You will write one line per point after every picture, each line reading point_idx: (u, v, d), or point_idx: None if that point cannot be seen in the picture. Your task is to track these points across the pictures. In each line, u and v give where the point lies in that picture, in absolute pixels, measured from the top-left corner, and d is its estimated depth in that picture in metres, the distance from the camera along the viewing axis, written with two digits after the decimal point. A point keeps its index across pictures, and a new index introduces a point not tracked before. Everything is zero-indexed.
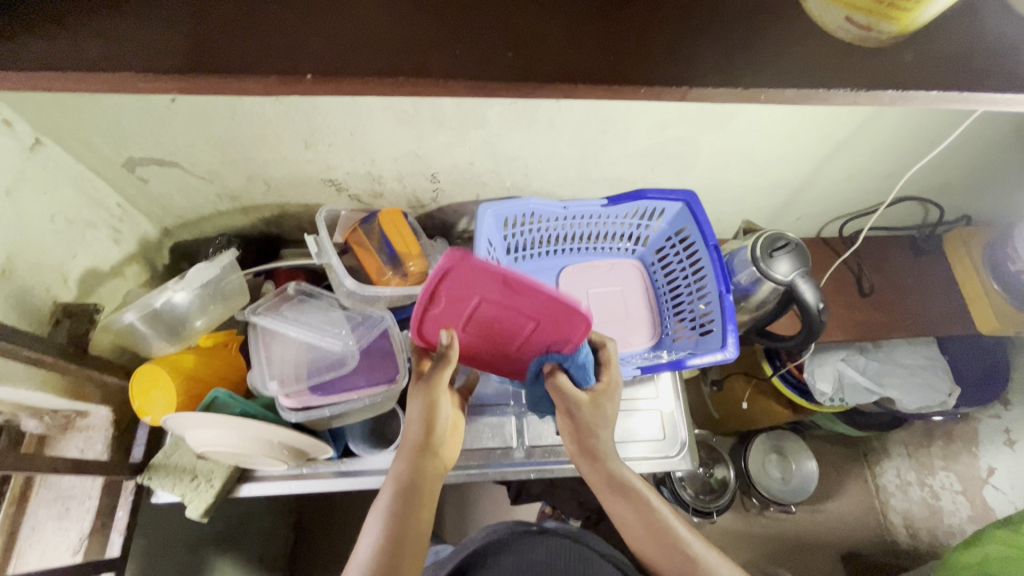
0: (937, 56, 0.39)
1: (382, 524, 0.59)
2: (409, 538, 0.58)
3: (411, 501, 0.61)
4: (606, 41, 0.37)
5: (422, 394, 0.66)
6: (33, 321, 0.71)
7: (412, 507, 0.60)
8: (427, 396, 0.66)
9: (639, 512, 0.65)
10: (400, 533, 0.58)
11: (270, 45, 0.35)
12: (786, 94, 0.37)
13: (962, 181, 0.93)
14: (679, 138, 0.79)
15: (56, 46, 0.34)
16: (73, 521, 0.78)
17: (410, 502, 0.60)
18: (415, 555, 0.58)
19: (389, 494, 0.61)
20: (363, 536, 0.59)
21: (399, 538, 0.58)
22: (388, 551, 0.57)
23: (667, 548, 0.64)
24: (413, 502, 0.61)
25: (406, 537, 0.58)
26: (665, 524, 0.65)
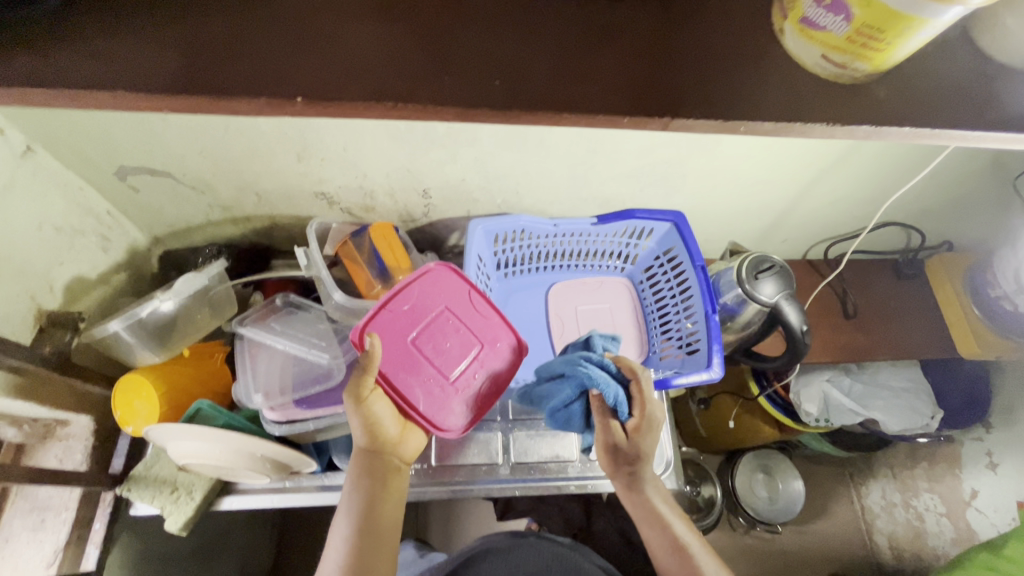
0: (912, 94, 0.40)
1: (347, 527, 0.60)
2: (375, 537, 0.60)
3: (372, 499, 0.61)
4: (593, 70, 0.38)
5: (355, 408, 0.62)
6: (19, 328, 0.71)
7: (374, 506, 0.61)
8: (355, 406, 0.62)
9: (638, 511, 0.69)
10: (365, 532, 0.59)
11: (261, 68, 0.35)
12: (765, 126, 0.39)
13: (941, 209, 0.96)
14: (667, 161, 0.80)
15: (49, 64, 0.35)
16: (48, 533, 0.76)
17: (371, 502, 0.61)
18: (386, 546, 0.60)
19: (349, 497, 0.62)
20: (332, 537, 0.60)
21: (366, 537, 0.59)
22: (356, 551, 0.58)
23: (672, 550, 0.66)
24: (373, 500, 0.61)
25: (373, 534, 0.60)
26: (667, 526, 0.68)
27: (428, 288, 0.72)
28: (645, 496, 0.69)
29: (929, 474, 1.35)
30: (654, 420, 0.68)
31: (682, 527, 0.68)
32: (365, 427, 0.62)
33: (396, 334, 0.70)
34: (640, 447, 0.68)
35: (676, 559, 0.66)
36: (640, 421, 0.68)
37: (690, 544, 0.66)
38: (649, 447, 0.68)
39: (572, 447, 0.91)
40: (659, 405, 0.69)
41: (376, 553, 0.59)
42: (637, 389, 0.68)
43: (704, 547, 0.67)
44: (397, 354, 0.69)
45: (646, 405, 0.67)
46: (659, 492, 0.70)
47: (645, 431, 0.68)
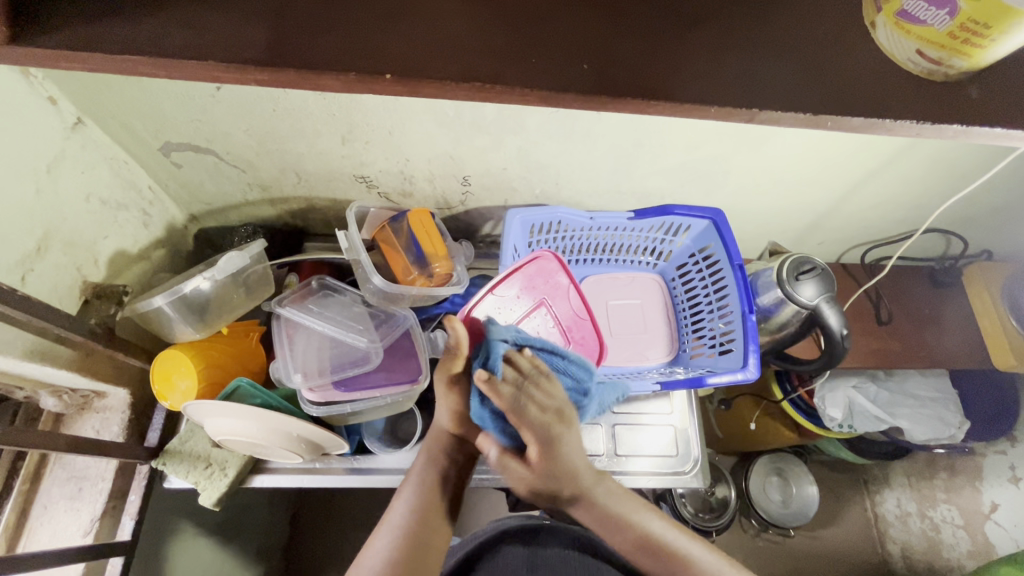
0: (1004, 96, 0.39)
1: (412, 499, 0.61)
2: (435, 512, 0.61)
3: (440, 479, 0.63)
4: (677, 58, 0.37)
5: (446, 393, 0.61)
6: (65, 299, 0.71)
7: (441, 485, 0.63)
8: (445, 394, 0.61)
9: (596, 521, 0.63)
10: (428, 506, 0.61)
11: (348, 45, 0.35)
12: (854, 122, 0.37)
13: (987, 217, 0.94)
14: (712, 156, 0.79)
15: (140, 33, 0.35)
16: (84, 502, 0.78)
17: (438, 481, 0.63)
18: (443, 527, 0.61)
19: (420, 473, 0.64)
20: (393, 509, 0.61)
21: (427, 511, 0.60)
22: (417, 522, 0.59)
23: (637, 547, 0.63)
24: (443, 480, 0.64)
25: (435, 510, 0.61)
26: (632, 526, 0.63)
27: (524, 283, 0.89)
28: (601, 503, 0.62)
29: (948, 485, 1.33)
30: (553, 444, 0.55)
31: (661, 523, 0.65)
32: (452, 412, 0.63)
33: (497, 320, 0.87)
34: (554, 471, 0.57)
35: (654, 556, 0.63)
36: (538, 449, 0.55)
37: (664, 537, 0.64)
38: (565, 468, 0.57)
39: (599, 441, 0.93)
40: (553, 425, 0.55)
41: (435, 529, 0.60)
42: (516, 419, 0.54)
43: (683, 535, 0.65)
44: None
45: (534, 433, 0.54)
46: (615, 495, 0.64)
47: (546, 457, 0.56)
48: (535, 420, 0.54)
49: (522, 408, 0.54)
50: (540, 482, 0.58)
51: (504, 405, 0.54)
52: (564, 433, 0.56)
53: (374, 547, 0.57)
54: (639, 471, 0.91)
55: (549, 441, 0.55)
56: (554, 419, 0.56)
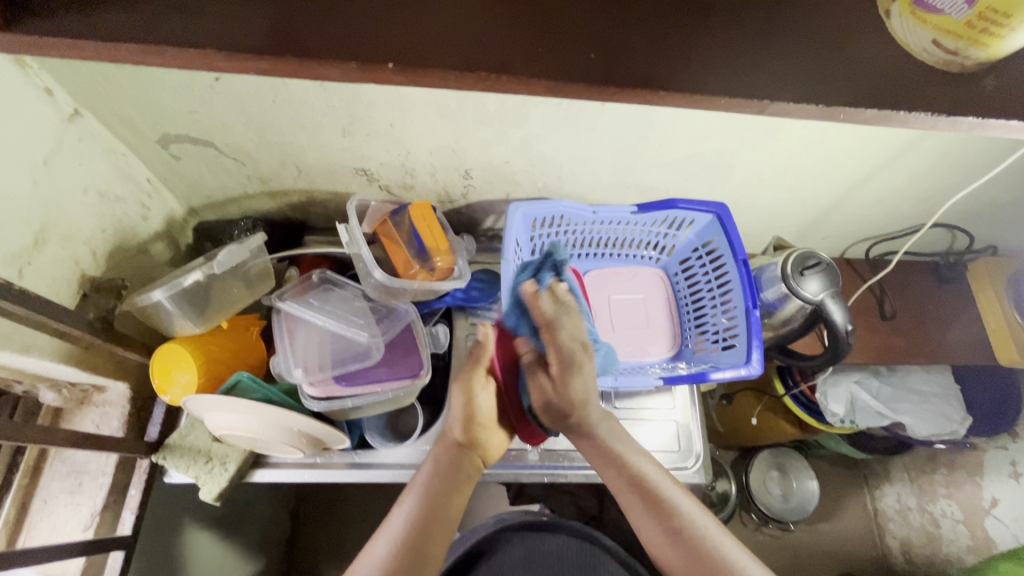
0: (1020, 88, 0.38)
1: (412, 508, 0.60)
2: (435, 519, 0.59)
3: (443, 492, 0.62)
4: (687, 46, 0.37)
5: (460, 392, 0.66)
6: (63, 293, 0.71)
7: (445, 495, 0.61)
8: (463, 394, 0.66)
9: (596, 458, 0.65)
10: (429, 517, 0.59)
11: (349, 34, 0.34)
12: (866, 114, 0.37)
13: (993, 211, 0.93)
14: (717, 150, 0.78)
15: (135, 20, 0.34)
16: (85, 496, 0.77)
17: (441, 493, 0.61)
18: (443, 538, 0.59)
19: (423, 481, 0.63)
20: (393, 516, 0.60)
21: (429, 519, 0.59)
22: (416, 532, 0.58)
23: (631, 488, 0.63)
24: (447, 491, 0.62)
25: (436, 520, 0.59)
26: (623, 466, 0.64)
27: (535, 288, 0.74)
28: (598, 438, 0.65)
29: (948, 480, 1.33)
30: (574, 363, 0.62)
31: (653, 470, 0.64)
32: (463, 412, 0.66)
33: None
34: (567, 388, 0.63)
35: (644, 501, 0.61)
36: (559, 364, 0.63)
37: (655, 483, 0.63)
38: (577, 391, 0.63)
39: None
40: (577, 349, 0.63)
41: (435, 540, 0.58)
42: (547, 333, 0.64)
43: (673, 485, 0.64)
44: None
45: (559, 349, 0.62)
46: (613, 431, 0.65)
47: (566, 372, 0.62)
48: (567, 336, 0.63)
49: (556, 327, 0.64)
50: (553, 397, 0.64)
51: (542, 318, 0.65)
52: (586, 359, 0.63)
53: (371, 554, 0.56)
54: None
55: (569, 359, 0.62)
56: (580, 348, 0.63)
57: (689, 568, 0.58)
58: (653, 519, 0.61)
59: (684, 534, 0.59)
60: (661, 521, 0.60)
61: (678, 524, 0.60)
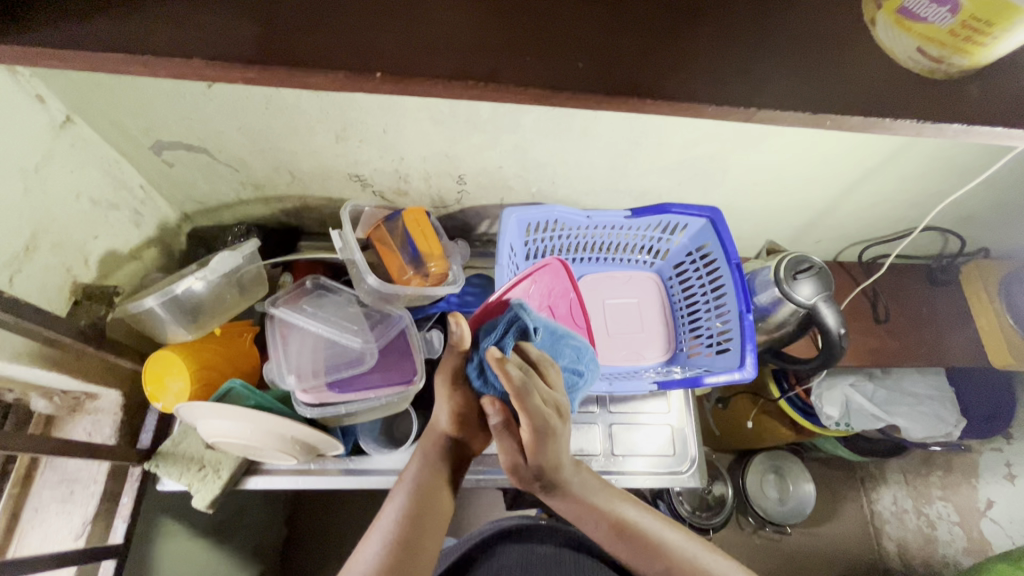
0: (1006, 96, 0.39)
1: (403, 503, 0.60)
2: (426, 516, 0.59)
3: (432, 485, 0.62)
4: (675, 53, 0.37)
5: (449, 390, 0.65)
6: (54, 300, 0.70)
7: (434, 489, 0.62)
8: (447, 388, 0.65)
9: (569, 509, 0.64)
10: (420, 510, 0.59)
11: (339, 41, 0.34)
12: (853, 121, 0.37)
13: (984, 215, 0.94)
14: (710, 155, 0.78)
15: (126, 29, 0.34)
16: (76, 505, 0.77)
17: (430, 486, 0.61)
18: (436, 531, 0.59)
19: (412, 476, 0.63)
20: (384, 512, 0.60)
21: (420, 516, 0.58)
22: (408, 527, 0.57)
23: (616, 534, 0.63)
24: (435, 482, 0.62)
25: (427, 514, 0.59)
26: (605, 513, 0.63)
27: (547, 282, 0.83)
28: (574, 493, 0.63)
29: (944, 482, 1.33)
30: (547, 433, 0.56)
31: (634, 511, 0.64)
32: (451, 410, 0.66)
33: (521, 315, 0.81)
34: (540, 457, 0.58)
35: (631, 543, 0.62)
36: (532, 435, 0.56)
37: (637, 522, 0.63)
38: (551, 456, 0.58)
39: (596, 441, 0.93)
40: (551, 417, 0.56)
41: (427, 533, 0.58)
42: (516, 401, 0.54)
43: (657, 520, 0.64)
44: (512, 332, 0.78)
45: (532, 420, 0.55)
46: (589, 483, 0.64)
47: (538, 444, 0.56)
48: (537, 405, 0.55)
49: (527, 394, 0.55)
50: (525, 463, 0.60)
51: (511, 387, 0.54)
52: (559, 424, 0.57)
53: (361, 557, 0.54)
54: (637, 471, 0.91)
55: (544, 429, 0.56)
56: (553, 412, 0.57)
57: None
58: (641, 559, 0.61)
59: (674, 572, 0.60)
60: (648, 561, 0.61)
61: (665, 563, 0.61)
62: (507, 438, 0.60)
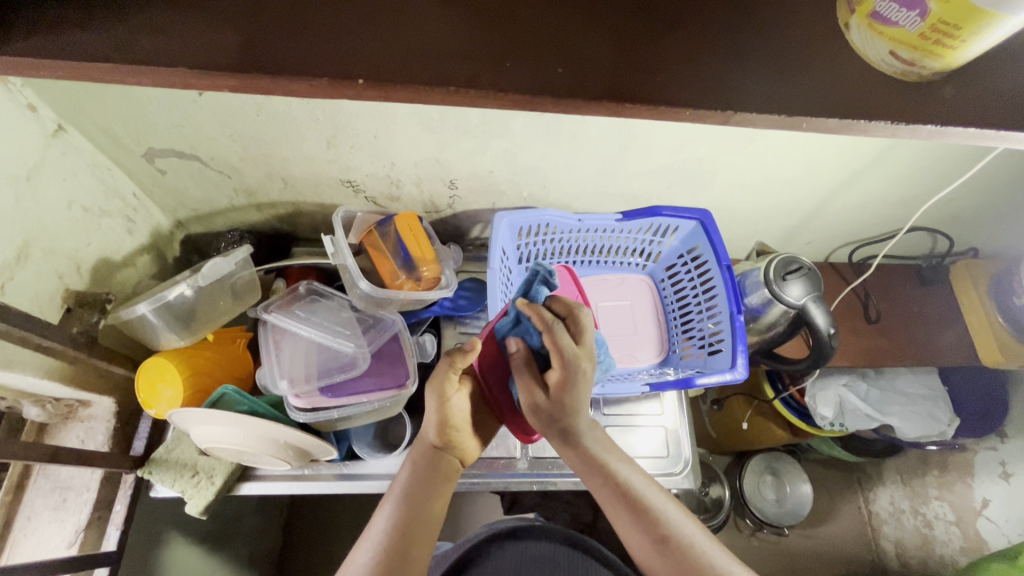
0: (979, 97, 0.39)
1: (392, 513, 0.60)
2: (415, 525, 0.59)
3: (421, 496, 0.61)
4: (651, 58, 0.38)
5: (433, 399, 0.63)
6: (47, 308, 0.71)
7: (423, 499, 0.61)
8: (435, 396, 0.63)
9: (581, 467, 0.64)
10: (409, 521, 0.59)
11: (320, 49, 0.35)
12: (828, 123, 0.38)
13: (972, 214, 0.94)
14: (698, 158, 0.79)
15: (110, 37, 0.35)
16: (69, 513, 0.77)
17: (419, 495, 0.61)
18: (426, 540, 0.59)
19: (401, 486, 0.62)
20: (375, 521, 0.60)
21: (408, 525, 0.59)
22: (396, 538, 0.57)
23: (617, 497, 0.62)
24: (425, 492, 0.61)
25: (416, 523, 0.59)
26: (610, 475, 0.63)
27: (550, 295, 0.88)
28: (585, 447, 0.63)
29: (939, 482, 1.33)
30: (575, 376, 0.59)
31: (638, 478, 0.64)
32: (437, 419, 0.63)
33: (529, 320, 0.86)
34: (564, 401, 0.60)
35: (631, 510, 0.61)
36: (561, 374, 0.59)
37: (640, 490, 0.63)
38: (574, 403, 0.60)
39: None
40: (580, 360, 0.59)
41: (417, 542, 0.58)
42: (548, 338, 0.60)
43: (658, 492, 0.64)
44: None
45: (561, 356, 0.59)
46: (599, 441, 0.64)
47: (565, 386, 0.59)
48: (570, 348, 0.59)
49: (557, 334, 0.60)
50: (546, 404, 0.61)
51: (543, 325, 0.61)
52: (589, 368, 0.60)
53: (355, 562, 0.56)
54: None
55: (572, 374, 0.59)
56: (586, 355, 0.60)
57: None
58: (641, 527, 0.61)
59: (671, 543, 0.60)
60: (643, 530, 0.60)
61: (660, 532, 0.60)
62: (526, 374, 0.62)
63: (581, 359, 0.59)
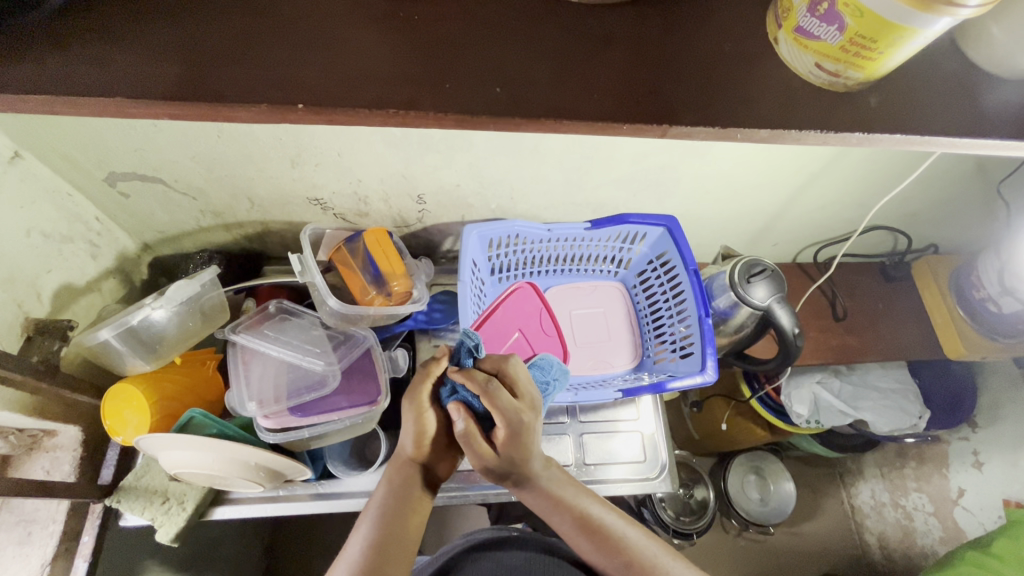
0: (903, 105, 0.41)
1: (368, 533, 0.59)
2: (391, 545, 0.58)
3: (397, 517, 0.60)
4: (584, 77, 0.39)
5: (410, 412, 0.62)
6: (5, 337, 0.69)
7: (401, 518, 0.60)
8: (413, 410, 0.62)
9: (539, 504, 0.65)
10: (385, 540, 0.58)
11: (262, 77, 0.37)
12: (761, 133, 0.39)
13: (928, 213, 0.97)
14: (659, 166, 0.80)
15: (53, 71, 0.36)
16: (34, 546, 0.75)
17: (396, 514, 0.60)
18: (403, 559, 0.58)
19: (378, 504, 0.62)
20: (350, 542, 0.59)
21: (384, 545, 0.58)
22: (372, 557, 0.57)
23: (580, 530, 0.64)
24: (402, 512, 0.61)
25: (394, 542, 0.59)
26: (570, 507, 0.64)
27: (514, 307, 0.91)
28: (544, 488, 0.64)
29: (917, 474, 1.35)
30: (519, 430, 0.58)
31: (598, 507, 0.66)
32: (414, 435, 0.63)
33: (501, 328, 0.90)
34: (513, 455, 0.59)
35: (593, 538, 0.63)
36: (506, 432, 0.58)
37: (601, 519, 0.64)
38: (525, 453, 0.59)
39: (568, 452, 0.93)
40: (522, 412, 0.58)
41: (393, 562, 0.57)
42: (488, 402, 0.57)
43: (622, 519, 0.65)
44: (498, 340, 0.89)
45: (504, 417, 0.57)
46: (557, 478, 0.65)
47: (512, 443, 0.58)
48: (509, 403, 0.58)
49: (494, 395, 0.58)
50: (497, 462, 0.60)
51: (477, 388, 0.58)
52: (532, 418, 0.59)
53: None
54: (610, 479, 0.92)
55: (517, 429, 0.58)
56: (525, 407, 0.59)
57: None
58: (603, 554, 0.63)
59: (634, 567, 0.62)
60: (609, 555, 0.63)
61: (627, 558, 0.62)
62: (474, 441, 0.59)
63: (523, 414, 0.58)
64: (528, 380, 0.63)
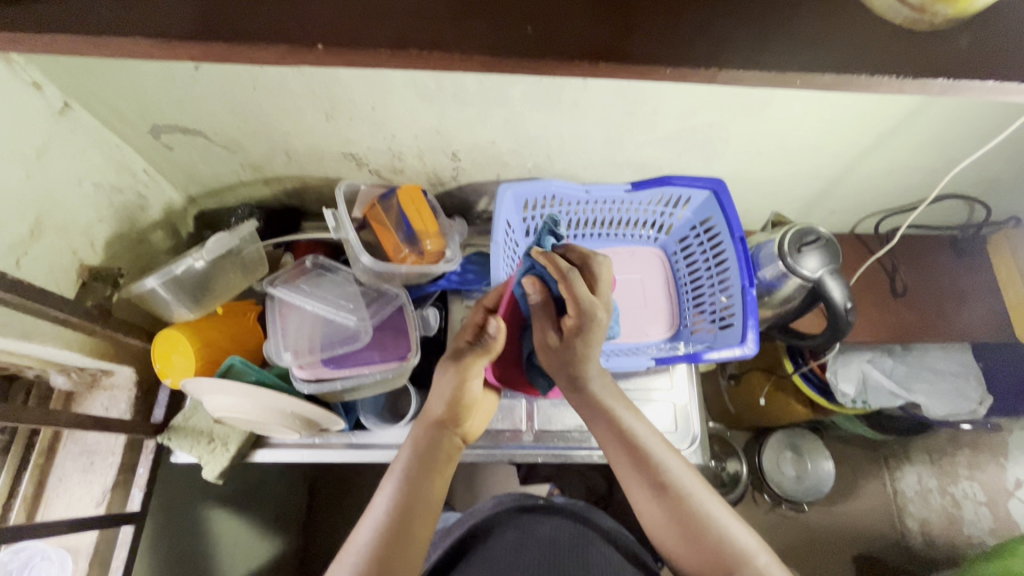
0: (997, 48, 0.36)
1: (393, 492, 0.59)
2: (417, 505, 0.58)
3: (421, 477, 0.61)
4: (618, 15, 0.37)
5: (450, 371, 0.67)
6: (64, 282, 0.73)
7: (425, 480, 0.61)
8: (457, 376, 0.67)
9: (584, 409, 0.67)
10: (410, 499, 0.59)
11: (287, 16, 0.36)
12: (824, 78, 0.35)
13: (1015, 180, 0.87)
14: (709, 123, 0.75)
15: (83, 11, 0.36)
16: (96, 474, 0.81)
17: (419, 476, 0.61)
18: (427, 519, 0.58)
19: (402, 464, 0.62)
20: (377, 497, 0.60)
21: (410, 501, 0.59)
22: (397, 514, 0.57)
23: (617, 439, 0.64)
24: (424, 472, 0.62)
25: (419, 503, 0.59)
26: (610, 416, 0.65)
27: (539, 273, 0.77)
28: (591, 392, 0.67)
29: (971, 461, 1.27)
30: (589, 325, 0.65)
31: (640, 427, 0.65)
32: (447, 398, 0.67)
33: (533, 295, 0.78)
34: (574, 346, 0.66)
35: (630, 454, 0.63)
36: (575, 321, 0.65)
37: (644, 441, 0.64)
38: (586, 350, 0.66)
39: None
40: (597, 309, 0.65)
41: (418, 522, 0.58)
42: (566, 287, 0.65)
43: (663, 445, 0.64)
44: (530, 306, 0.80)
45: (577, 304, 0.64)
46: (607, 389, 0.68)
47: (578, 333, 0.65)
48: (586, 295, 0.64)
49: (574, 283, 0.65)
50: (557, 346, 0.68)
51: (558, 274, 0.66)
52: (604, 317, 0.65)
53: (355, 540, 0.56)
54: None
55: (585, 323, 0.65)
56: (601, 307, 0.65)
57: (680, 534, 0.58)
58: (638, 473, 0.62)
59: (669, 492, 0.60)
60: (642, 476, 0.62)
61: (659, 480, 0.61)
62: (542, 316, 0.69)
63: (597, 312, 0.65)
64: (609, 284, 0.68)
